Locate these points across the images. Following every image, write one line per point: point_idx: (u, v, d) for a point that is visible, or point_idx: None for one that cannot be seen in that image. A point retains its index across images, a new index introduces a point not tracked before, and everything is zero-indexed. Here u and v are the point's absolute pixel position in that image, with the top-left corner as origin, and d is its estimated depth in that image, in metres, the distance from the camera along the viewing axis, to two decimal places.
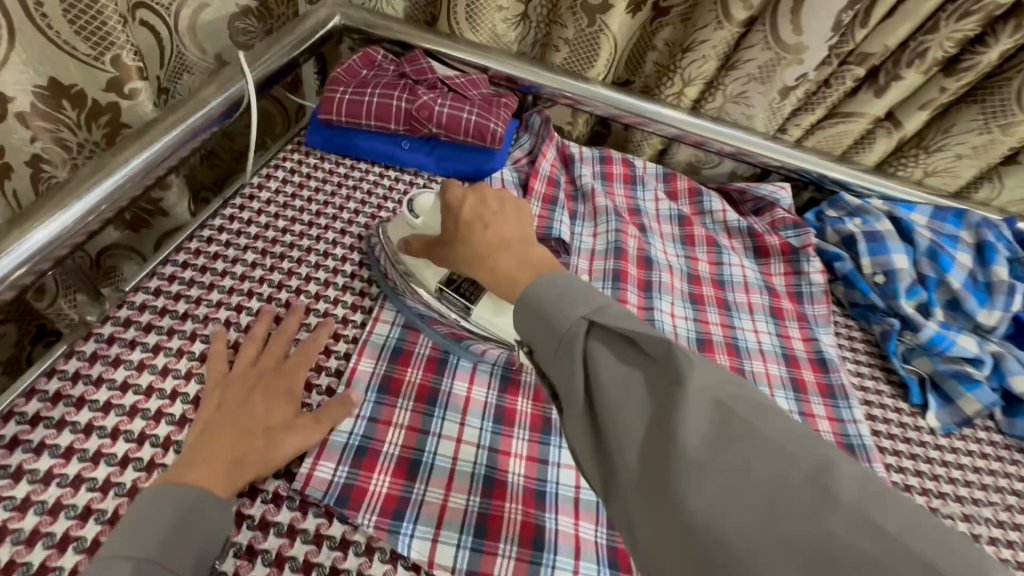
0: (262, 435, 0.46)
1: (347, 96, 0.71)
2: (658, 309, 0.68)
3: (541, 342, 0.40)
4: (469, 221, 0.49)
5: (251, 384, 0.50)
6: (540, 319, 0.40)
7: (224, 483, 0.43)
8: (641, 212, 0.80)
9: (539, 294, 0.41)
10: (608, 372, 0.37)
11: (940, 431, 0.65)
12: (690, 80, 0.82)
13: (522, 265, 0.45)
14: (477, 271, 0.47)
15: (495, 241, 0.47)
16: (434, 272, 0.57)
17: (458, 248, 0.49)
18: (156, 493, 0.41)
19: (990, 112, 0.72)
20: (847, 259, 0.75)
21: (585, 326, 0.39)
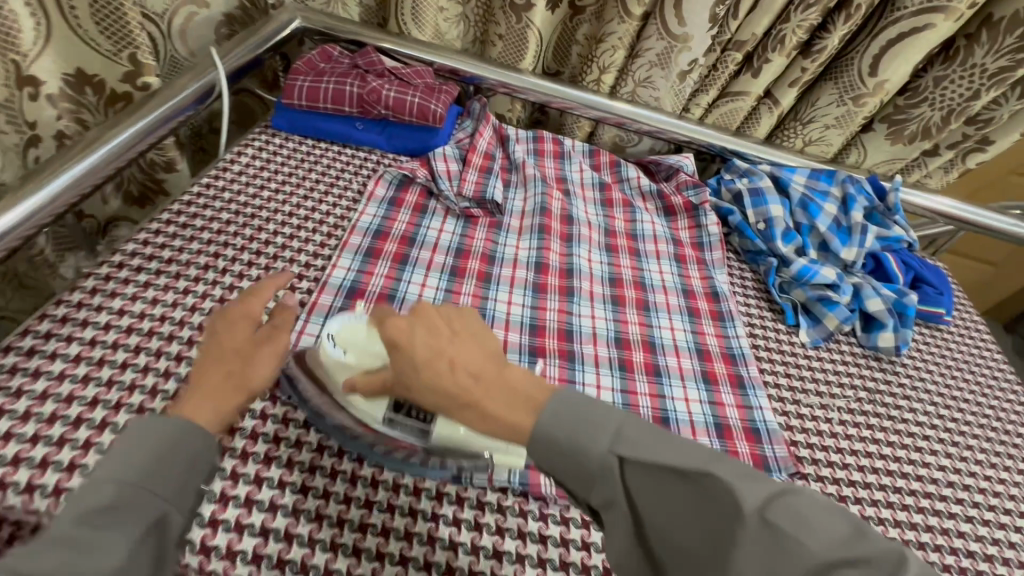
0: (239, 357, 0.48)
1: (307, 84, 0.83)
2: (576, 255, 0.81)
3: (575, 482, 0.40)
4: (431, 359, 0.44)
5: (218, 318, 0.51)
6: (566, 456, 0.39)
7: (210, 415, 0.43)
8: (567, 180, 0.94)
9: (553, 430, 0.40)
10: (654, 510, 0.37)
11: (809, 345, 0.79)
12: (606, 68, 0.96)
13: (512, 401, 0.42)
14: (467, 418, 0.42)
15: (467, 386, 0.42)
16: (380, 403, 0.54)
17: (426, 395, 0.44)
18: (146, 424, 0.40)
19: (842, 87, 0.88)
20: (737, 213, 0.89)
21: (615, 461, 0.38)
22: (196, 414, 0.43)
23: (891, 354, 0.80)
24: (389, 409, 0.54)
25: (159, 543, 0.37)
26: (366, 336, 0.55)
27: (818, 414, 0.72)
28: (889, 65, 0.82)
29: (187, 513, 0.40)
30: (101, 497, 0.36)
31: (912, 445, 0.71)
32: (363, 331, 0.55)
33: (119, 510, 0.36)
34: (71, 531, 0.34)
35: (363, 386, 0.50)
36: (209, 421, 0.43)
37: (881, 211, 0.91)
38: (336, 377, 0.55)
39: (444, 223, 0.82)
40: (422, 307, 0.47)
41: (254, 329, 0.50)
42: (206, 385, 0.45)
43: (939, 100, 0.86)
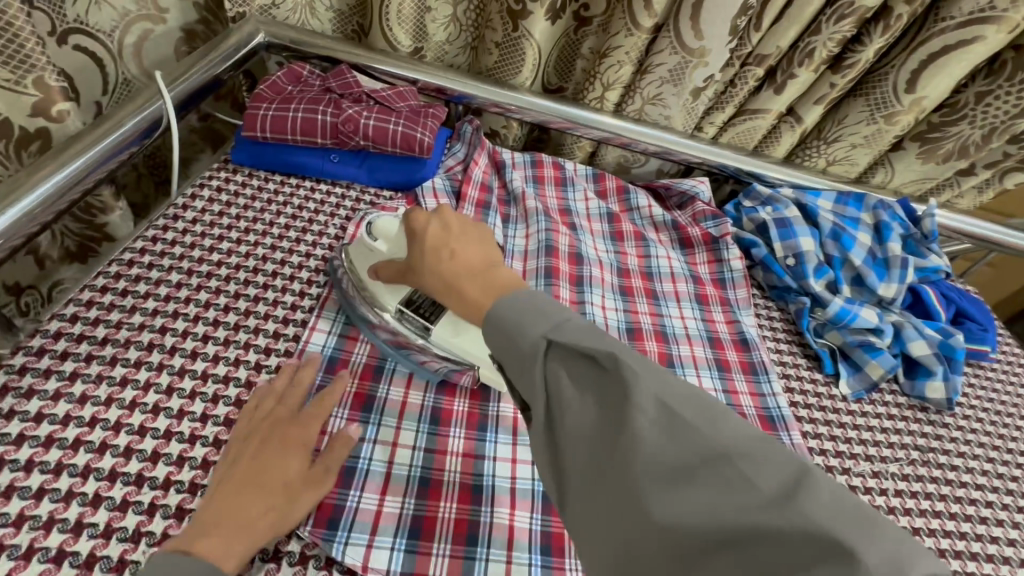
0: (284, 490, 0.45)
1: (271, 113, 0.71)
2: (589, 303, 0.71)
3: (506, 363, 0.38)
4: (435, 246, 0.47)
5: (267, 430, 0.48)
6: (500, 336, 0.38)
7: (229, 556, 0.40)
8: (572, 212, 0.84)
9: (498, 315, 0.39)
10: (569, 392, 0.35)
11: (851, 398, 0.71)
12: (610, 84, 0.86)
13: (487, 288, 0.42)
14: (449, 299, 0.44)
15: (461, 267, 0.44)
16: (397, 292, 0.57)
17: (431, 279, 0.46)
18: (170, 559, 0.38)
19: (874, 104, 0.80)
20: (761, 245, 0.81)
21: (543, 345, 0.36)
22: (220, 555, 0.40)
23: (940, 405, 0.72)
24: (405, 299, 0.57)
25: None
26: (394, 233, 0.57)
27: (871, 484, 0.63)
28: (929, 81, 0.74)
29: None
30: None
31: (975, 513, 0.64)
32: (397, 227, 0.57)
33: None
34: None
35: (385, 271, 0.55)
36: (232, 565, 0.40)
37: (916, 239, 0.83)
38: (363, 268, 0.59)
39: None
40: (446, 212, 0.49)
41: (308, 463, 0.47)
42: (235, 514, 0.42)
43: (981, 118, 0.78)
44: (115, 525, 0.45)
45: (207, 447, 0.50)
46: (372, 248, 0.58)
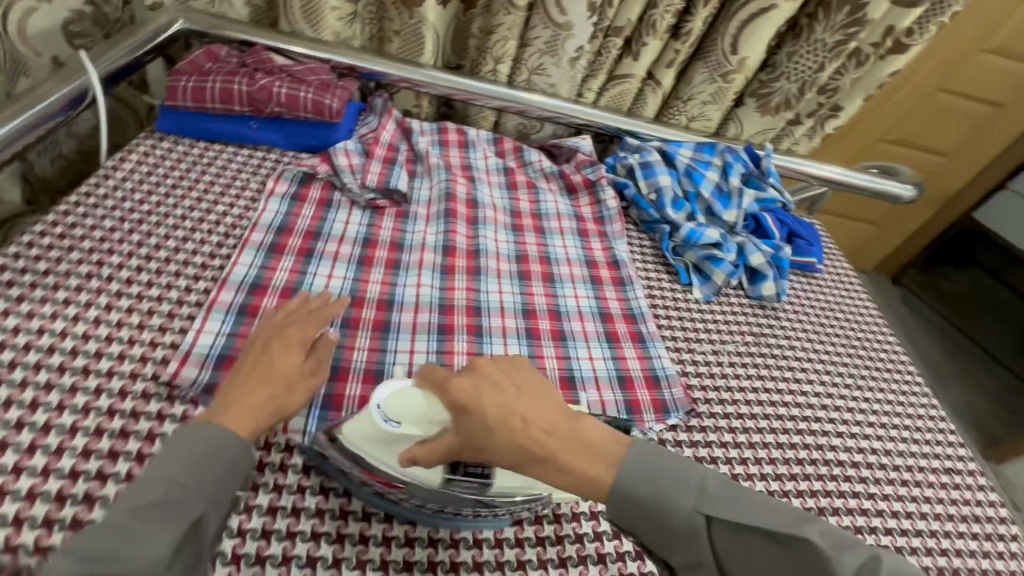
0: (283, 383, 0.52)
1: (191, 84, 0.81)
2: (483, 236, 0.84)
3: (662, 541, 0.45)
4: (499, 412, 0.46)
5: (265, 339, 0.55)
6: (652, 515, 0.44)
7: (244, 425, 0.48)
8: (473, 167, 0.97)
9: (636, 496, 0.45)
10: (740, 563, 0.42)
11: (702, 300, 0.87)
12: (499, 58, 1.00)
13: (588, 456, 0.46)
14: (544, 470, 0.46)
15: (549, 441, 0.46)
16: (436, 468, 0.52)
17: (502, 452, 0.46)
18: (195, 426, 0.47)
19: (712, 67, 0.97)
20: (631, 186, 0.97)
21: (700, 519, 0.44)
22: (238, 422, 0.48)
23: (771, 301, 0.89)
24: (447, 469, 0.52)
25: (194, 538, 0.44)
26: (424, 407, 0.51)
27: (712, 359, 0.79)
28: (746, 43, 0.92)
29: (222, 512, 0.46)
30: (152, 493, 0.43)
31: (791, 376, 0.80)
32: (418, 400, 0.52)
33: (165, 507, 0.42)
34: (125, 520, 0.41)
35: (423, 456, 0.48)
36: (250, 429, 0.48)
37: (757, 176, 1.00)
38: (385, 454, 0.52)
39: (350, 216, 0.82)
40: (479, 363, 0.50)
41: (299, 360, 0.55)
42: (241, 402, 0.49)
43: (794, 73, 0.96)
44: (65, 403, 0.52)
45: (144, 348, 0.58)
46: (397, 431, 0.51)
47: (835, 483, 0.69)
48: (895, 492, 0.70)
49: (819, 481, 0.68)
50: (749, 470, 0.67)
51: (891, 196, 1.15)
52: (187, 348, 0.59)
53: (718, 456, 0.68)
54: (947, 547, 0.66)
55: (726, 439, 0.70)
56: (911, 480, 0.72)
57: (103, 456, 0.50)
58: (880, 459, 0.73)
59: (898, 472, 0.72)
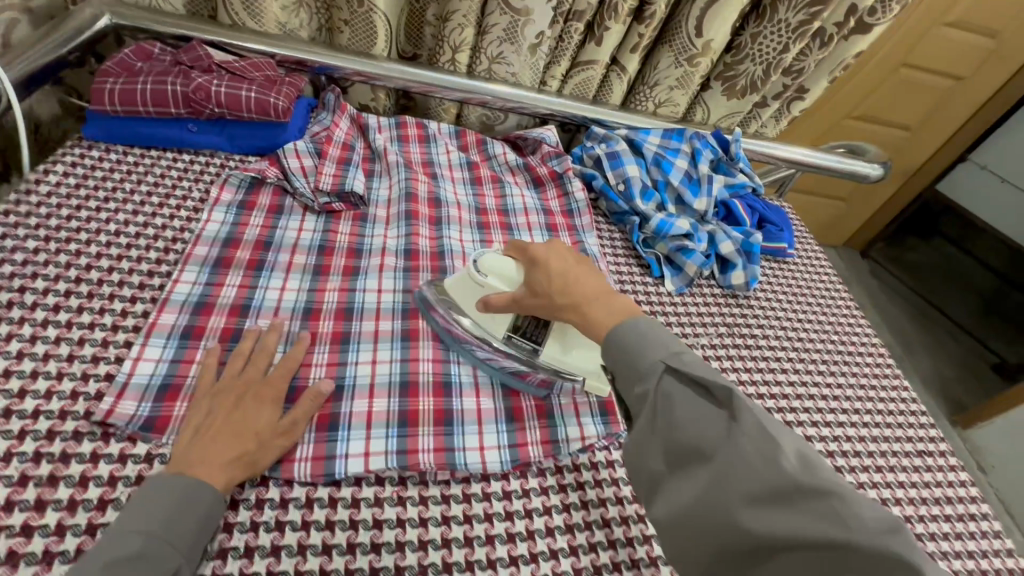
0: (255, 439, 0.51)
1: (118, 86, 0.74)
2: (447, 237, 0.81)
3: (622, 377, 0.49)
4: (559, 272, 0.57)
5: (239, 392, 0.54)
6: (625, 355, 0.49)
7: (220, 475, 0.48)
8: (434, 163, 0.92)
9: (621, 341, 0.50)
10: (679, 405, 0.45)
11: (675, 293, 0.85)
12: (457, 47, 0.95)
13: (611, 311, 0.54)
14: (571, 315, 0.56)
15: (586, 292, 0.56)
16: (503, 320, 0.64)
17: (552, 299, 0.57)
18: (169, 479, 0.47)
19: (677, 50, 0.94)
20: (599, 177, 0.94)
21: (663, 368, 0.47)
22: (211, 478, 0.48)
23: (744, 290, 0.88)
24: (512, 326, 0.64)
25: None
26: (506, 271, 0.62)
27: None
28: (711, 26, 0.89)
29: (195, 564, 0.46)
30: (127, 546, 0.43)
31: (765, 366, 0.80)
32: (506, 264, 0.63)
33: (141, 558, 0.43)
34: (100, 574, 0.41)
35: (492, 304, 0.62)
36: (223, 484, 0.48)
37: (726, 161, 0.98)
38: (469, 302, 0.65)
39: (303, 222, 0.77)
40: (557, 245, 0.61)
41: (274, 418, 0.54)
42: (214, 458, 0.49)
43: (759, 55, 0.94)
44: None
45: (76, 380, 0.54)
46: (481, 283, 0.63)
47: None
48: (870, 479, 0.70)
49: None
50: None
51: (860, 175, 1.15)
52: (123, 380, 0.54)
53: None
54: (921, 531, 0.67)
55: None
56: (884, 465, 0.72)
57: (28, 507, 0.45)
58: (854, 446, 0.73)
59: (871, 458, 0.73)
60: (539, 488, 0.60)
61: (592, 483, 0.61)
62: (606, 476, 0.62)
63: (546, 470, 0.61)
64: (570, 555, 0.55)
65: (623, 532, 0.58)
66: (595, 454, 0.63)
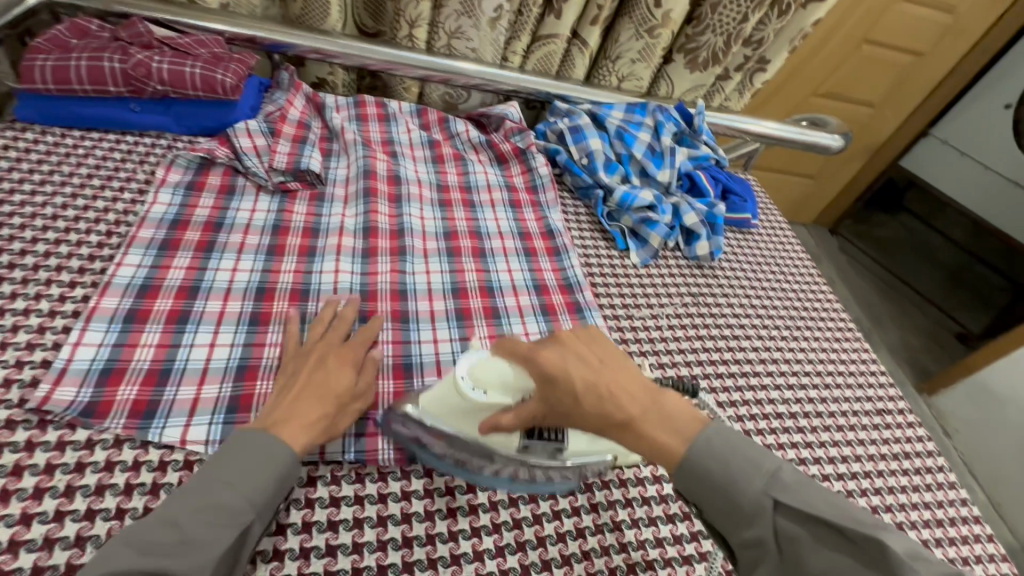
0: (335, 402, 0.52)
1: (50, 63, 0.70)
2: (407, 215, 0.79)
3: (726, 518, 0.43)
4: (588, 389, 0.45)
5: (320, 355, 0.56)
6: (717, 490, 0.43)
7: (299, 437, 0.48)
8: (394, 141, 0.90)
9: (709, 469, 0.43)
10: (809, 555, 0.39)
11: (640, 265, 0.85)
12: (414, 21, 0.92)
13: (669, 427, 0.45)
14: (625, 440, 0.45)
15: (630, 412, 0.45)
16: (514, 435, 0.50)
17: (590, 423, 0.46)
18: (258, 434, 0.47)
19: (638, 22, 0.93)
20: (562, 152, 0.93)
21: (769, 503, 0.41)
22: (291, 438, 0.47)
23: (708, 261, 0.89)
24: (524, 435, 0.50)
25: (238, 546, 0.43)
26: (499, 378, 0.51)
27: (650, 325, 0.77)
28: None
29: (267, 521, 0.46)
30: (212, 494, 0.43)
31: (729, 333, 0.80)
32: (496, 368, 0.51)
33: (221, 509, 0.43)
34: (187, 515, 0.42)
35: (507, 421, 0.48)
36: (301, 445, 0.48)
37: (689, 134, 0.98)
38: (465, 421, 0.51)
39: (256, 203, 0.75)
40: (563, 335, 0.50)
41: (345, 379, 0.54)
42: (294, 420, 0.49)
43: (719, 25, 0.93)
44: None
45: (8, 368, 0.51)
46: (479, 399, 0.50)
47: (773, 437, 0.70)
48: (831, 438, 0.72)
49: (759, 436, 0.69)
50: None
51: (820, 146, 1.16)
52: (61, 367, 0.52)
53: None
54: (880, 485, 0.68)
55: None
56: (845, 425, 0.74)
57: None
58: (816, 408, 0.75)
59: (832, 419, 0.74)
60: None
61: None
62: None
63: None
64: (534, 524, 0.55)
65: (587, 499, 0.58)
66: None
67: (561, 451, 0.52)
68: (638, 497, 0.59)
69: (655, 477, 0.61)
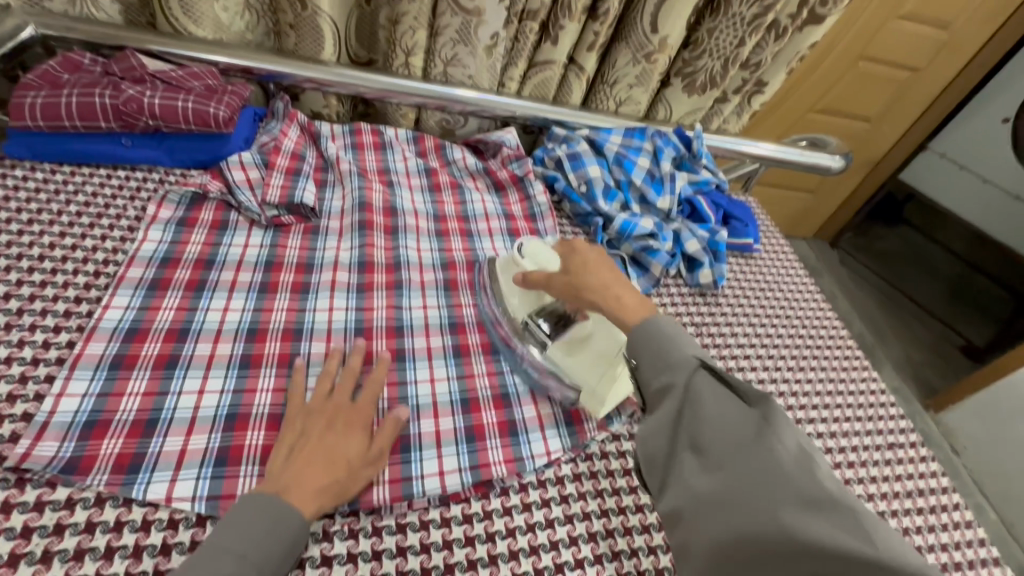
0: (346, 467, 0.51)
1: (40, 100, 0.69)
2: (404, 247, 0.78)
3: (651, 366, 0.51)
4: (593, 266, 0.62)
5: (330, 416, 0.55)
6: (659, 346, 0.51)
7: (310, 503, 0.48)
8: (391, 170, 0.89)
9: (651, 335, 0.52)
10: (705, 395, 0.47)
11: (642, 294, 0.83)
12: (410, 50, 0.92)
13: (636, 304, 0.57)
14: (593, 300, 0.59)
15: (612, 288, 0.59)
16: (527, 306, 0.68)
17: (587, 283, 0.61)
18: (266, 500, 0.47)
19: (635, 48, 0.93)
20: (561, 179, 0.92)
21: (695, 363, 0.49)
22: (301, 502, 0.48)
23: (711, 288, 0.87)
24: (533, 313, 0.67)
25: None
26: (542, 258, 0.69)
27: None
28: (666, 21, 0.88)
29: None
30: (219, 567, 0.42)
31: (734, 365, 0.78)
32: (545, 252, 0.70)
33: None
34: None
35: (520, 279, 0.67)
36: (311, 511, 0.48)
37: (689, 159, 0.98)
38: (507, 286, 0.71)
39: (249, 237, 0.73)
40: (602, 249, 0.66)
41: (351, 431, 0.54)
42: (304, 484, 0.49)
43: (717, 50, 0.93)
44: None
45: None
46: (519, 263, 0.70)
47: None
48: (841, 475, 0.69)
49: None
50: None
51: (820, 167, 1.15)
52: (43, 421, 0.50)
53: None
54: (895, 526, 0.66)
55: None
56: (855, 461, 0.72)
57: None
58: (826, 443, 0.73)
59: (842, 454, 0.72)
60: (501, 509, 0.57)
61: (559, 500, 0.59)
62: (573, 491, 0.60)
63: (510, 489, 0.58)
64: None
65: (591, 550, 0.55)
66: (561, 468, 0.61)
67: (544, 348, 0.65)
68: (645, 546, 0.57)
69: (661, 525, 0.59)
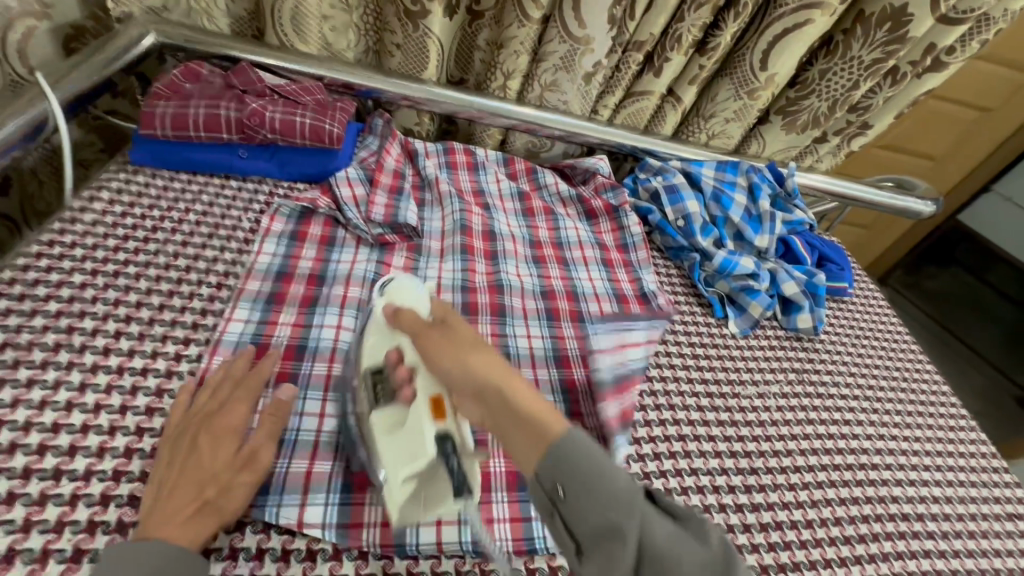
0: (216, 483, 0.46)
1: (170, 111, 0.71)
2: (504, 272, 0.77)
3: (591, 501, 0.38)
4: (464, 338, 0.46)
5: (196, 428, 0.49)
6: (591, 488, 0.38)
7: (185, 533, 0.43)
8: (485, 192, 0.89)
9: (582, 452, 0.39)
10: (661, 536, 0.37)
11: (739, 335, 0.82)
12: (510, 74, 0.92)
13: (512, 395, 0.41)
14: (453, 375, 0.44)
15: (490, 376, 0.42)
16: (371, 359, 0.53)
17: (442, 351, 0.45)
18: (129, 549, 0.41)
19: (739, 82, 0.91)
20: (656, 212, 0.91)
21: (637, 492, 0.39)
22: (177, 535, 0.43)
23: (810, 333, 0.84)
24: (371, 367, 0.52)
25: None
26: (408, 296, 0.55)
27: (758, 404, 0.73)
28: (776, 59, 0.86)
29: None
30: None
31: (840, 418, 0.75)
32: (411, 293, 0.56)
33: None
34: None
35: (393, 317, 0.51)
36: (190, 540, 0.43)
37: (783, 197, 0.95)
38: (372, 330, 0.55)
39: (356, 255, 0.73)
40: None
41: (217, 402, 0.51)
42: (173, 508, 0.44)
43: (825, 91, 0.91)
44: (34, 519, 0.43)
45: (129, 436, 0.50)
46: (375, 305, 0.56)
47: (905, 543, 0.64)
48: (964, 547, 0.66)
49: (888, 541, 0.64)
50: (816, 534, 0.62)
51: (910, 211, 1.12)
52: None
53: (782, 521, 0.63)
54: None
55: (788, 499, 0.65)
56: (976, 531, 0.68)
57: None
58: (943, 508, 0.69)
59: (962, 522, 0.69)
60: None
61: None
62: None
63: None
64: None
65: None
66: None
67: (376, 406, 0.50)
68: None
69: None
